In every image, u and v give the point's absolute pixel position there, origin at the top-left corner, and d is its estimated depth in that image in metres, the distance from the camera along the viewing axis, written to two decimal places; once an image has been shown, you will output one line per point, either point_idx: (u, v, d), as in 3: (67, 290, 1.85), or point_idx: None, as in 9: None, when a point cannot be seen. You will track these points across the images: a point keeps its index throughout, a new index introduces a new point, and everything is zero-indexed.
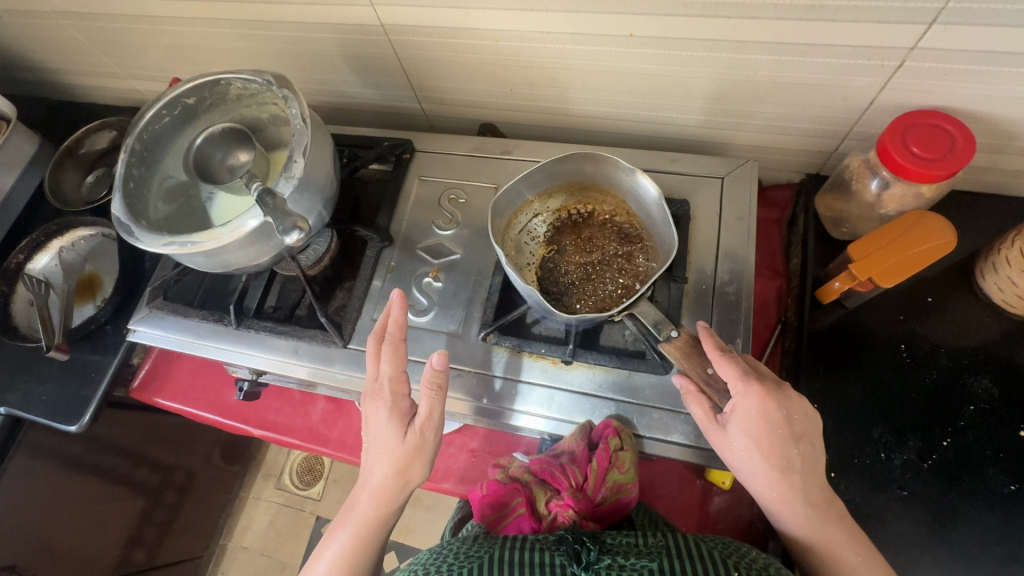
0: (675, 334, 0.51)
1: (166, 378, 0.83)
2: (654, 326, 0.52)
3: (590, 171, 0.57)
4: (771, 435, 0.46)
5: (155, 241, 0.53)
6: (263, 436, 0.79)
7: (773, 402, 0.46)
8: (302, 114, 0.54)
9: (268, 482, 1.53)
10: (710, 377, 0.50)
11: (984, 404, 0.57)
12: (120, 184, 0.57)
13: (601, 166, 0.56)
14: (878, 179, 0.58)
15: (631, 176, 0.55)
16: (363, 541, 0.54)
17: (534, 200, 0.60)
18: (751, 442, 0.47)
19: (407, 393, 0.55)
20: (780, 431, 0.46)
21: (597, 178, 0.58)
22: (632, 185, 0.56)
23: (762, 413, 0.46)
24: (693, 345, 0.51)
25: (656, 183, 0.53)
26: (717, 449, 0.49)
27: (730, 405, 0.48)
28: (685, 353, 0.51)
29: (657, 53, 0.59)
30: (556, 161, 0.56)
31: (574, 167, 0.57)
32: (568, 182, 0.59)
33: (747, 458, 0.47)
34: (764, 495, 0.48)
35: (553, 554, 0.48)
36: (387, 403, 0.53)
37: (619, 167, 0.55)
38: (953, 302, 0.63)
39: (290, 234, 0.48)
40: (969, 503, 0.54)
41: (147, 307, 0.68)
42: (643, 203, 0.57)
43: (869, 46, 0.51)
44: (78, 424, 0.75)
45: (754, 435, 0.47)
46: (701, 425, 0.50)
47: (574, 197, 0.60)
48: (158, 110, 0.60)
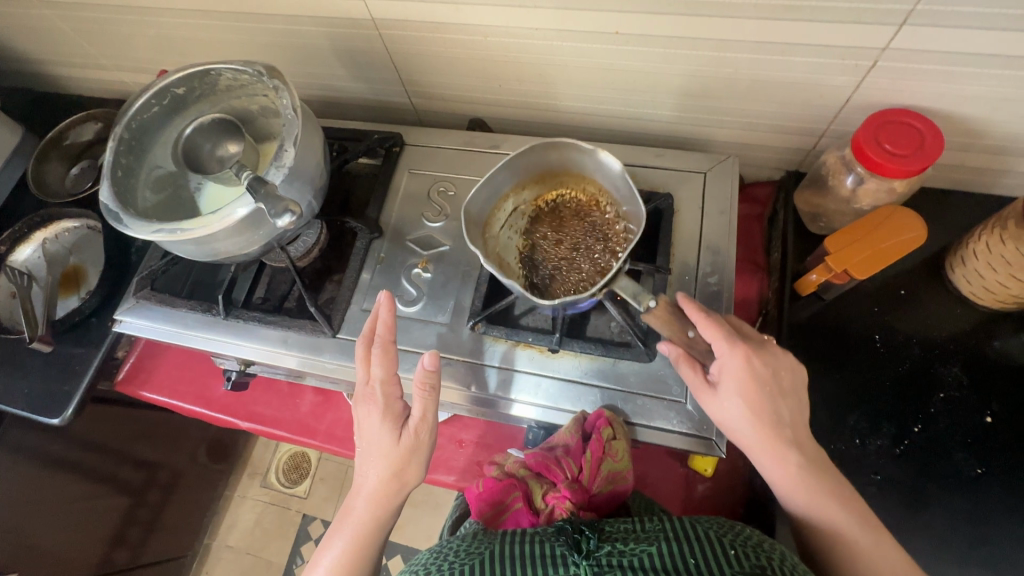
0: (653, 304, 0.51)
1: (151, 371, 0.83)
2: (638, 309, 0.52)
3: (556, 158, 0.58)
4: (759, 391, 0.49)
5: (143, 228, 0.53)
6: (251, 429, 0.79)
7: (757, 360, 0.49)
8: (292, 105, 0.54)
9: (254, 480, 1.52)
10: (692, 340, 0.52)
11: (954, 392, 0.60)
12: (108, 172, 0.58)
13: (563, 152, 0.57)
14: (853, 175, 0.60)
15: (593, 156, 0.56)
16: (360, 546, 0.54)
17: (508, 193, 0.61)
18: (740, 399, 0.49)
19: (400, 396, 0.55)
20: (767, 386, 0.49)
21: (564, 165, 0.59)
22: (597, 164, 0.56)
23: (749, 369, 0.49)
24: (671, 310, 0.51)
25: (616, 158, 0.54)
26: (706, 408, 0.51)
27: (717, 365, 0.50)
28: (667, 320, 0.51)
29: (642, 51, 0.60)
30: (519, 156, 0.57)
31: (540, 158, 0.58)
32: (537, 174, 0.60)
33: (739, 414, 0.49)
34: (755, 450, 0.50)
35: (553, 545, 0.48)
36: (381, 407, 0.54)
37: (581, 151, 0.56)
38: (925, 294, 0.65)
39: (281, 218, 0.48)
40: (940, 487, 0.57)
41: (134, 297, 0.67)
42: (607, 179, 0.58)
43: (844, 45, 0.53)
44: (61, 416, 0.75)
45: (743, 391, 0.49)
46: (689, 386, 0.51)
47: (549, 186, 0.61)
48: (147, 99, 0.61)
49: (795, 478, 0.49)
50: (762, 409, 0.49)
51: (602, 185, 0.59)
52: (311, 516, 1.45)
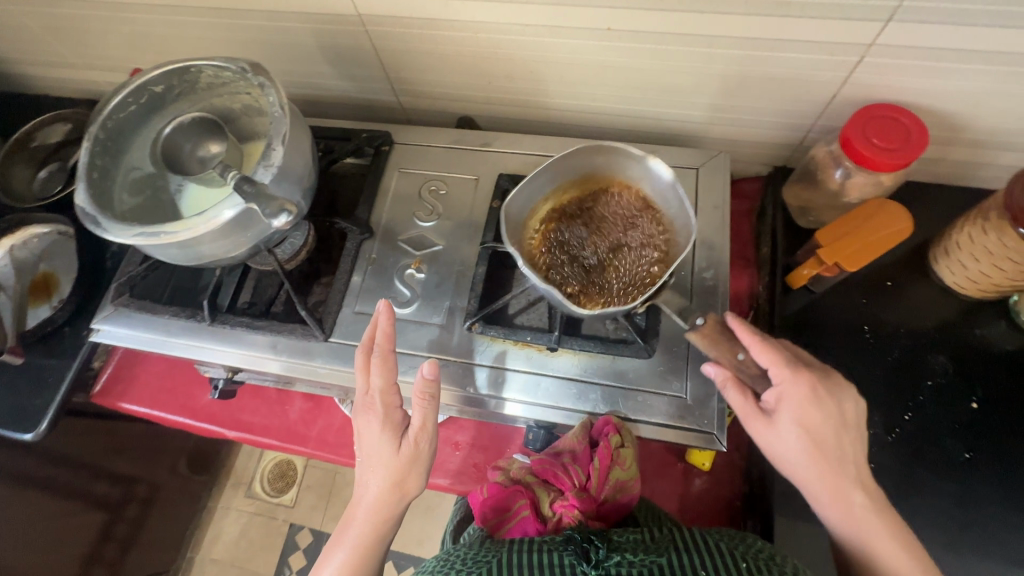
0: (700, 322, 0.53)
1: (130, 382, 0.80)
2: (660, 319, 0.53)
3: (601, 164, 0.58)
4: (820, 423, 0.49)
5: (123, 232, 0.51)
6: (238, 438, 0.76)
7: (820, 389, 0.50)
8: (279, 102, 0.52)
9: (237, 491, 1.47)
10: (743, 362, 0.52)
11: (941, 379, 0.61)
12: (83, 174, 0.55)
13: (610, 157, 0.57)
14: (841, 169, 0.61)
15: (644, 163, 0.56)
16: (362, 558, 0.53)
17: (548, 197, 0.60)
18: (800, 430, 0.49)
19: (400, 404, 0.54)
20: (828, 419, 0.49)
21: (609, 171, 0.59)
22: (646, 173, 0.56)
23: (812, 400, 0.49)
24: (720, 329, 0.53)
25: (668, 167, 0.54)
26: (757, 437, 0.51)
27: (773, 392, 0.51)
28: (714, 339, 0.52)
29: (633, 47, 0.60)
30: (568, 156, 0.56)
31: (586, 161, 0.58)
32: (580, 178, 0.59)
33: (797, 446, 0.49)
34: (812, 483, 0.49)
35: (562, 554, 0.49)
36: (380, 416, 0.53)
37: (630, 157, 0.56)
38: (911, 285, 0.67)
39: (278, 218, 0.47)
40: (930, 473, 0.58)
41: (111, 305, 0.64)
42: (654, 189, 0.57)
43: (831, 41, 0.54)
44: (33, 432, 0.71)
45: (804, 423, 0.49)
46: (738, 412, 0.52)
47: (590, 192, 0.60)
48: (124, 98, 0.58)
49: (853, 512, 0.49)
50: (821, 440, 0.49)
51: (646, 195, 0.58)
52: (298, 525, 1.42)
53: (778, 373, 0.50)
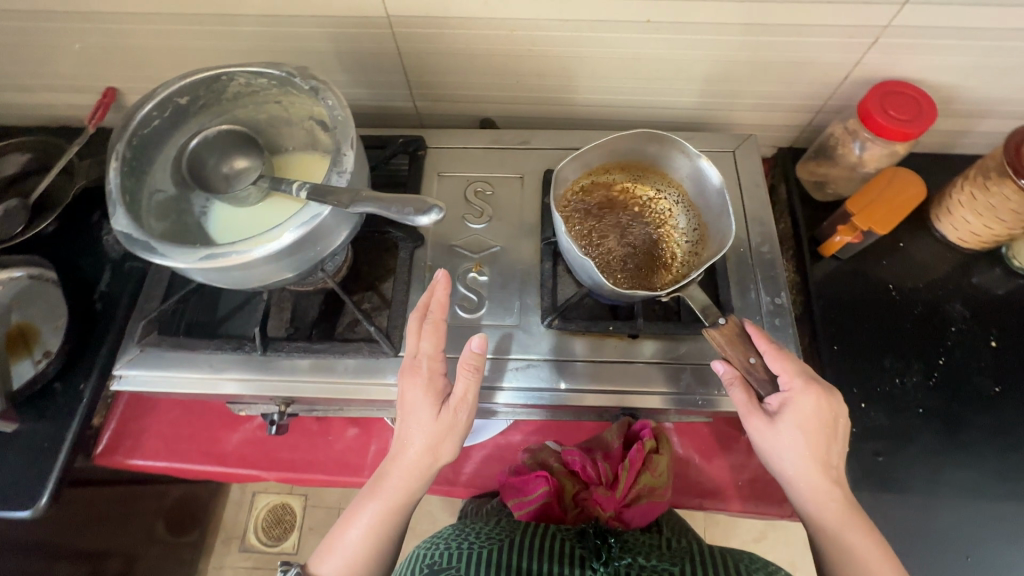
0: (721, 321, 0.53)
1: (140, 435, 0.71)
2: (702, 312, 0.53)
3: (652, 153, 0.58)
4: (818, 433, 0.48)
5: (187, 256, 0.45)
6: (278, 479, 0.70)
7: (827, 400, 0.48)
8: (339, 104, 0.49)
9: (230, 546, 1.34)
10: (752, 366, 0.51)
11: (962, 324, 0.68)
12: (119, 198, 0.48)
13: (662, 148, 0.57)
14: (859, 142, 0.66)
15: (696, 163, 0.56)
16: (393, 514, 0.52)
17: (588, 173, 0.60)
18: (796, 433, 0.48)
19: (444, 372, 0.52)
20: (826, 430, 0.48)
21: (656, 162, 0.59)
22: (694, 172, 0.57)
23: (811, 408, 0.48)
24: (738, 333, 0.53)
25: (718, 171, 0.55)
26: (754, 436, 0.49)
27: (776, 397, 0.49)
28: (731, 339, 0.52)
29: (668, 38, 0.63)
30: (620, 138, 0.57)
31: (637, 148, 0.58)
32: (628, 161, 0.59)
33: (790, 449, 0.48)
34: (799, 483, 0.48)
35: (575, 546, 0.54)
36: (424, 380, 0.51)
37: (685, 153, 0.56)
38: (920, 244, 0.73)
39: (428, 214, 0.44)
40: (969, 409, 0.64)
41: (139, 345, 0.58)
42: (700, 191, 0.57)
43: (852, 24, 0.59)
44: (33, 507, 0.61)
45: (802, 428, 0.48)
46: (740, 410, 0.51)
47: (632, 178, 0.60)
48: (149, 112, 0.52)
49: (834, 511, 0.48)
50: (818, 443, 0.48)
51: (687, 194, 0.59)
52: None
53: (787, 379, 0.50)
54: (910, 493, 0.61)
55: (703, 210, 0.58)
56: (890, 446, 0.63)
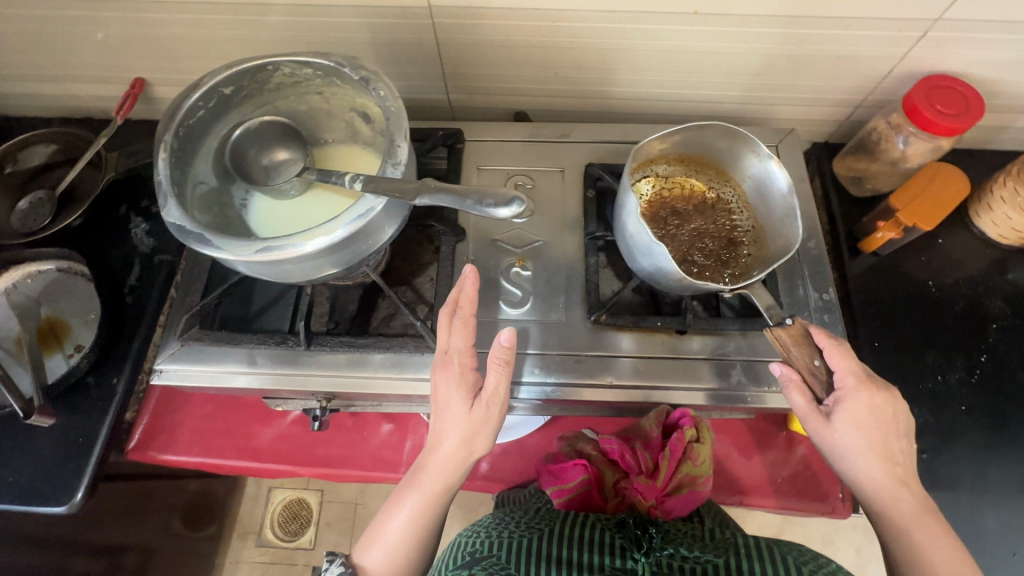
0: (789, 321, 0.51)
1: (173, 430, 0.70)
2: (767, 312, 0.51)
3: (718, 147, 0.57)
4: (880, 430, 0.47)
5: (243, 248, 0.44)
6: (313, 474, 0.69)
7: (885, 397, 0.47)
8: (390, 94, 0.48)
9: (247, 541, 1.34)
10: (814, 369, 0.50)
11: (1003, 320, 0.67)
12: (169, 189, 0.46)
13: (729, 143, 0.56)
14: (903, 137, 0.65)
15: (762, 163, 0.55)
16: (432, 505, 0.52)
17: (649, 161, 0.59)
18: (857, 433, 0.47)
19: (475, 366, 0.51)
20: (888, 426, 0.47)
21: (718, 157, 0.58)
22: (762, 173, 0.55)
23: (871, 406, 0.47)
24: (803, 334, 0.50)
25: (788, 175, 0.53)
26: (814, 436, 0.49)
27: (835, 396, 0.48)
28: (798, 340, 0.50)
29: (712, 30, 0.62)
30: (689, 130, 0.55)
31: (703, 140, 0.57)
32: (693, 151, 0.58)
33: (853, 448, 0.47)
34: (863, 482, 0.48)
35: (613, 535, 0.55)
36: (455, 375, 0.50)
37: (756, 152, 0.54)
38: (958, 240, 0.73)
39: (510, 205, 0.44)
40: (1014, 405, 0.63)
41: (178, 339, 0.57)
42: (763, 193, 0.56)
43: (901, 17, 0.58)
44: (70, 503, 0.60)
45: (864, 426, 0.47)
46: (798, 412, 0.50)
47: (690, 171, 0.59)
48: (194, 103, 0.50)
49: (908, 511, 0.47)
50: (877, 441, 0.47)
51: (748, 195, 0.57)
52: None
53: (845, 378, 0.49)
54: (955, 490, 0.61)
55: (763, 212, 0.56)
56: (935, 443, 0.62)
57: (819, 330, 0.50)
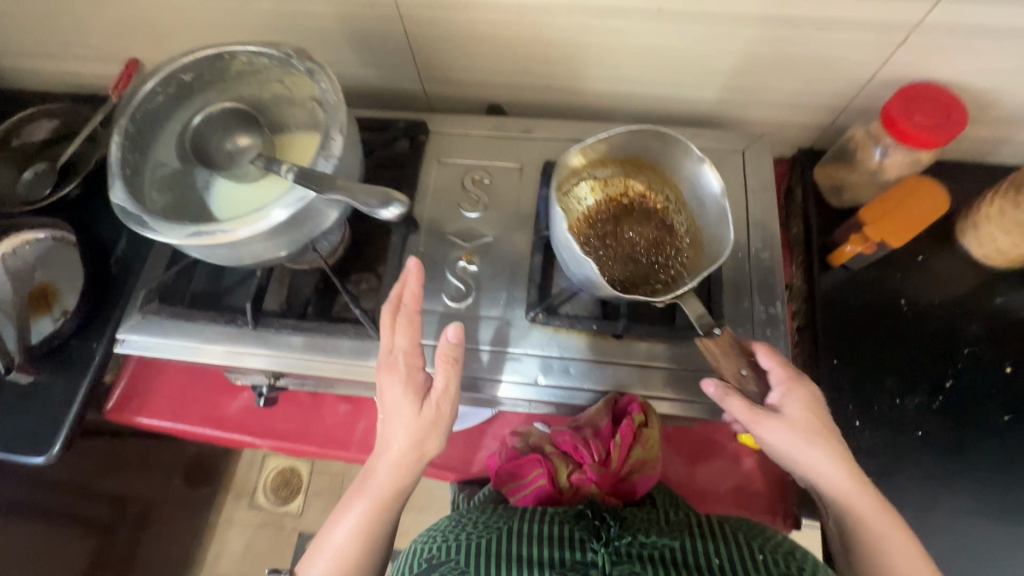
0: (717, 331, 0.51)
1: (148, 395, 0.75)
2: (698, 322, 0.50)
3: (653, 150, 0.57)
4: (820, 417, 0.49)
5: (175, 232, 0.47)
6: (270, 447, 0.73)
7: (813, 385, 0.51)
8: (332, 88, 0.50)
9: (241, 502, 1.41)
10: (743, 378, 0.51)
11: (975, 346, 0.64)
12: (118, 171, 0.50)
13: (664, 145, 0.56)
14: (881, 147, 0.63)
15: (696, 168, 0.55)
16: (382, 510, 0.52)
17: (586, 164, 0.57)
18: (805, 424, 0.48)
19: (422, 367, 0.53)
20: (823, 412, 0.50)
21: (656, 160, 0.57)
22: (695, 176, 0.56)
23: (806, 395, 0.50)
24: (731, 342, 0.51)
25: (720, 177, 0.53)
26: (766, 439, 0.49)
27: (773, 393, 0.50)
28: (725, 349, 0.51)
29: (680, 28, 0.60)
30: (622, 132, 0.55)
31: (638, 143, 0.56)
32: (630, 158, 0.58)
33: (806, 441, 0.48)
34: (823, 477, 0.48)
35: (573, 529, 0.51)
36: (402, 376, 0.51)
37: (688, 155, 0.55)
38: (940, 260, 0.69)
39: (388, 208, 0.47)
40: (973, 435, 0.61)
41: (139, 312, 0.60)
42: (699, 196, 0.56)
43: (879, 20, 0.55)
44: (47, 453, 0.66)
45: (807, 416, 0.49)
46: (743, 419, 0.49)
47: (629, 173, 0.59)
48: (153, 88, 0.53)
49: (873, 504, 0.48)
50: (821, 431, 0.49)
51: (685, 198, 0.58)
52: (307, 534, 1.37)
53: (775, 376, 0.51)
54: (900, 518, 0.59)
55: (699, 216, 0.57)
56: (883, 468, 0.61)
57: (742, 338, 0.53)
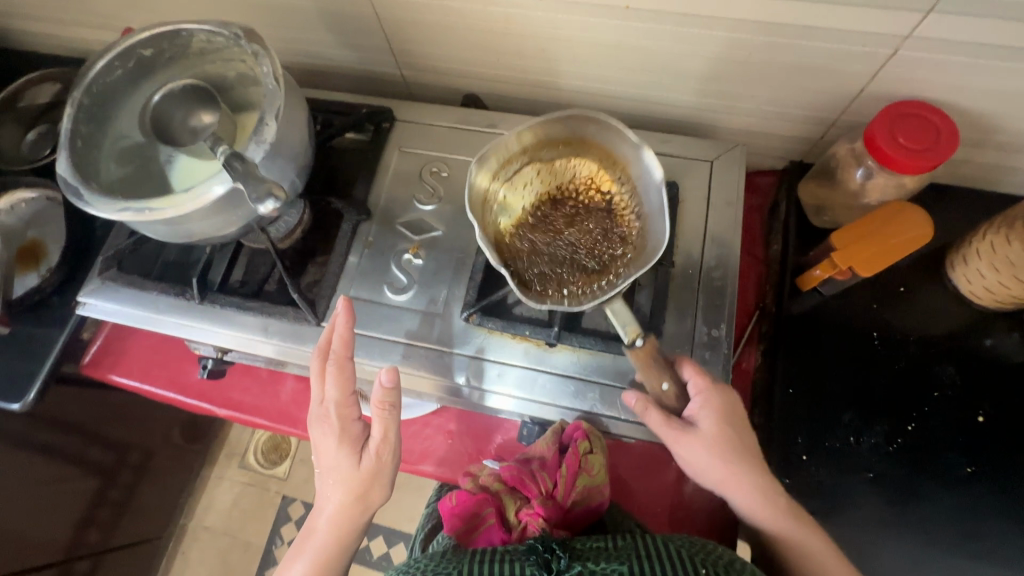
0: (640, 342, 0.49)
1: (122, 354, 0.78)
2: (622, 327, 0.49)
3: (594, 133, 0.55)
4: (734, 425, 0.52)
5: (109, 207, 0.49)
6: (228, 416, 0.76)
7: (726, 391, 0.52)
8: (273, 73, 0.50)
9: (232, 460, 1.45)
10: (663, 392, 0.51)
11: (947, 390, 0.60)
12: (66, 142, 0.53)
13: (603, 129, 0.54)
14: (863, 168, 0.59)
15: (638, 151, 0.53)
16: (326, 563, 0.53)
17: (527, 149, 0.56)
18: (720, 436, 0.51)
19: (357, 416, 0.53)
20: (738, 419, 0.52)
21: (601, 141, 0.55)
22: (637, 161, 0.54)
23: (720, 403, 0.51)
24: (654, 356, 0.49)
25: (661, 164, 0.52)
26: (683, 451, 0.51)
27: (691, 406, 0.52)
28: (647, 362, 0.49)
29: (652, 27, 0.57)
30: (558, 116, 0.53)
31: (576, 125, 0.54)
32: (569, 141, 0.56)
33: (722, 456, 0.51)
34: (741, 491, 0.51)
35: (523, 565, 0.48)
36: (337, 429, 0.52)
37: (626, 139, 0.53)
38: (925, 293, 0.64)
39: (263, 203, 0.45)
40: (928, 484, 0.57)
41: (98, 278, 0.63)
42: (642, 183, 0.54)
43: (864, 31, 0.50)
44: (22, 402, 0.70)
45: (722, 426, 0.51)
46: (664, 436, 0.51)
47: (575, 155, 0.57)
48: (110, 61, 0.55)
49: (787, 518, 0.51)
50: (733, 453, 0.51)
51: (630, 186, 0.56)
52: (291, 497, 1.40)
53: (694, 385, 0.52)
54: None
55: (644, 199, 0.54)
56: (826, 507, 0.57)
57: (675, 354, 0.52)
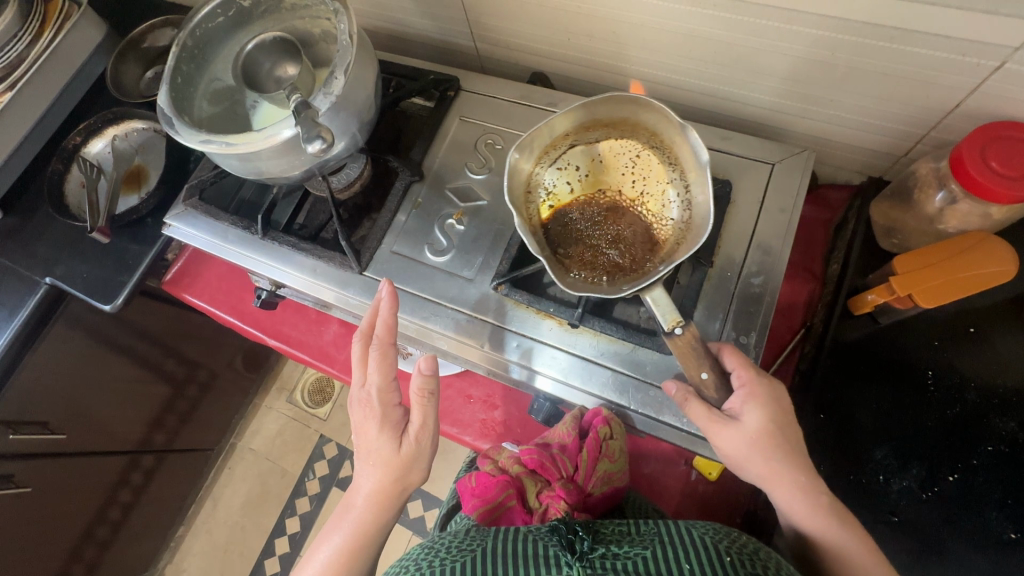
0: (678, 332, 0.47)
1: (196, 277, 0.88)
2: (661, 317, 0.48)
3: (635, 115, 0.55)
4: (781, 428, 0.49)
5: (192, 137, 0.55)
6: (277, 347, 0.84)
7: (773, 389, 0.50)
8: (349, 31, 0.55)
9: (281, 394, 1.57)
10: (704, 382, 0.49)
11: (1004, 447, 0.54)
12: (168, 77, 0.59)
13: (646, 111, 0.54)
14: (944, 192, 0.54)
15: (683, 134, 0.52)
16: (362, 540, 0.56)
17: (569, 133, 0.57)
18: (765, 431, 0.49)
19: (398, 403, 0.56)
20: (784, 420, 0.50)
21: (644, 122, 0.55)
22: (683, 142, 0.53)
23: (767, 400, 0.49)
24: (695, 345, 0.48)
25: (706, 147, 0.50)
26: (722, 441, 0.49)
27: (733, 399, 0.50)
28: (685, 352, 0.48)
29: (727, 18, 0.54)
30: (604, 99, 0.54)
31: (619, 106, 0.55)
32: (608, 121, 0.57)
33: (779, 471, 0.49)
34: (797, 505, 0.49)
35: (547, 546, 0.50)
36: (379, 416, 0.55)
37: (671, 121, 0.52)
38: (1000, 337, 0.58)
39: (312, 143, 0.49)
40: (960, 541, 0.52)
41: (183, 204, 0.71)
42: (689, 162, 0.53)
43: (967, 39, 0.45)
44: (112, 304, 0.80)
45: (769, 423, 0.49)
46: (702, 424, 0.49)
47: (618, 134, 0.57)
48: (213, 10, 0.61)
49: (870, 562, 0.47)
50: (764, 470, 0.49)
51: (680, 162, 0.55)
52: (327, 437, 1.50)
53: (739, 376, 0.50)
54: None
55: (692, 183, 0.54)
56: None
57: (729, 352, 0.50)
